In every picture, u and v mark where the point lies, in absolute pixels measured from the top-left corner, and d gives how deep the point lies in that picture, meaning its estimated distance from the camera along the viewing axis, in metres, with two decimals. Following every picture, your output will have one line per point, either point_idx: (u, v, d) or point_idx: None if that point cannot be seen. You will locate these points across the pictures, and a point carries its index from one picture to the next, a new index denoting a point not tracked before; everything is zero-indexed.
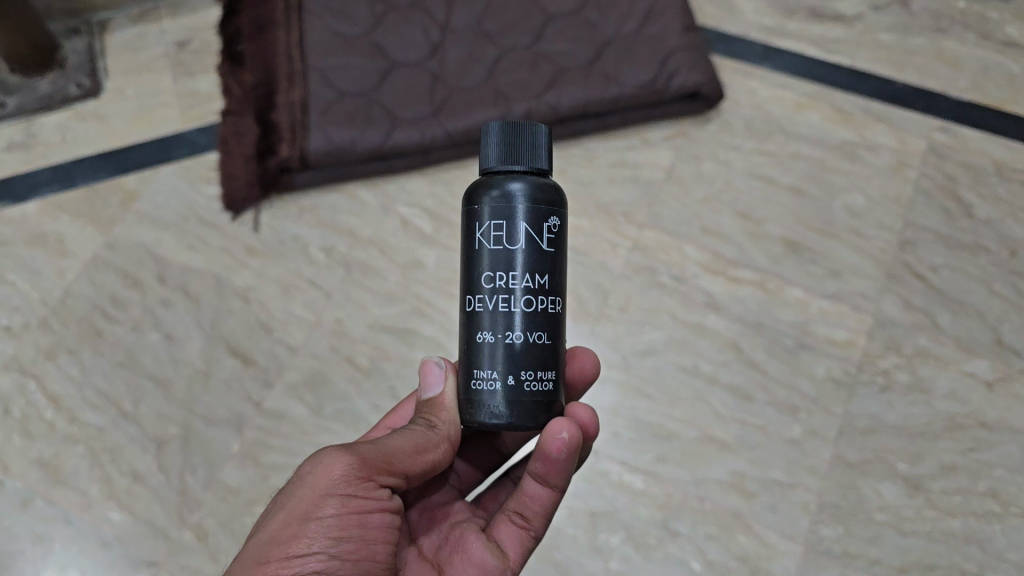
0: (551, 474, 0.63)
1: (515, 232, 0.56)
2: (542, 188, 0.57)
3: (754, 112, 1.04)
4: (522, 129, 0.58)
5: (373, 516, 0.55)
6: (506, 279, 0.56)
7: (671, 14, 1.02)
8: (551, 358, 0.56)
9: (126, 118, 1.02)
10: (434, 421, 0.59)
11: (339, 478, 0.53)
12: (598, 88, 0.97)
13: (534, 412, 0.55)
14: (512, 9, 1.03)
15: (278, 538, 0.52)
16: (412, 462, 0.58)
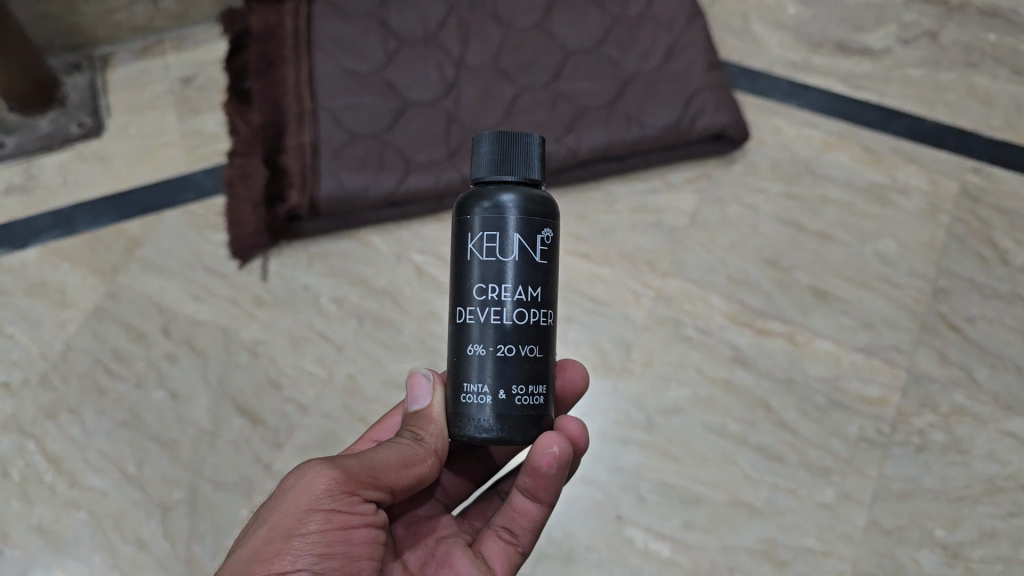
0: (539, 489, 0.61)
1: (509, 243, 0.54)
2: (536, 199, 0.55)
3: (780, 152, 1.00)
4: (518, 138, 0.56)
5: (358, 532, 0.52)
6: (498, 291, 0.54)
7: (693, 51, 0.99)
8: (543, 372, 0.55)
9: (129, 159, 0.99)
10: (420, 435, 0.58)
11: (323, 492, 0.51)
12: (620, 130, 0.94)
13: (525, 427, 0.54)
14: (528, 47, 1.00)
15: (259, 555, 0.49)
16: (398, 477, 0.56)
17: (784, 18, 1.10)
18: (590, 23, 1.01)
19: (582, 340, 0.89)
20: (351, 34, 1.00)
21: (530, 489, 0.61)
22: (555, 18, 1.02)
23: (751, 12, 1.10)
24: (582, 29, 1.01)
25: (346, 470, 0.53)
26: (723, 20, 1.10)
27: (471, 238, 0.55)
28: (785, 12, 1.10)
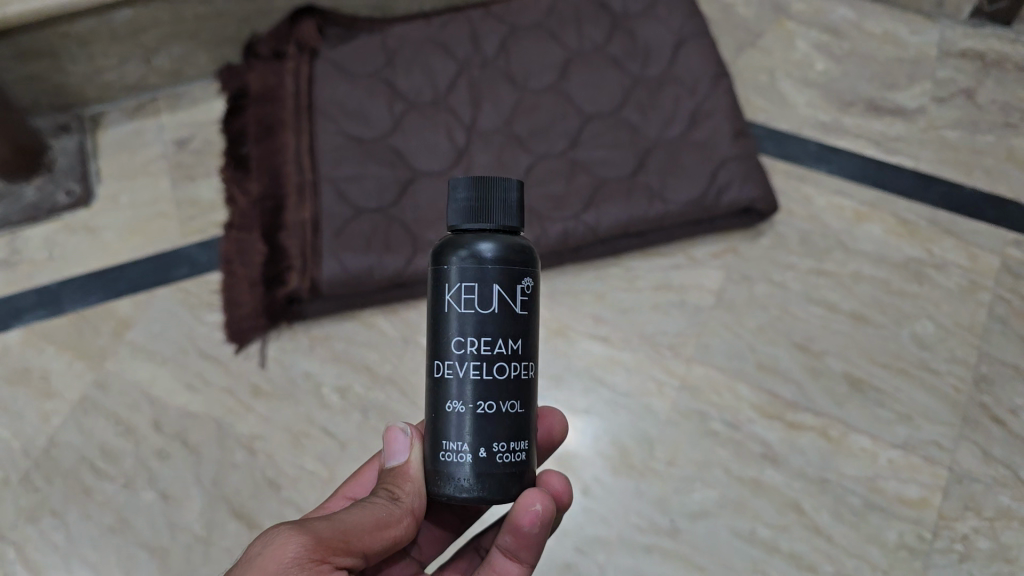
0: (521, 549, 0.57)
1: (488, 295, 0.49)
2: (516, 247, 0.50)
3: (808, 223, 0.94)
4: (496, 181, 0.51)
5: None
6: (476, 344, 0.49)
7: (719, 117, 0.93)
8: (525, 428, 0.50)
9: (119, 230, 0.94)
10: (397, 493, 0.53)
11: (290, 561, 0.47)
12: (641, 206, 0.88)
13: (506, 487, 0.49)
14: (543, 110, 0.95)
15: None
16: (372, 540, 0.51)
17: (812, 75, 1.05)
18: (609, 85, 0.96)
19: (602, 436, 0.84)
20: (355, 95, 0.95)
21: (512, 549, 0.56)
22: (572, 80, 0.96)
23: (777, 68, 1.05)
24: (600, 92, 0.96)
25: (315, 536, 0.48)
26: (748, 77, 1.04)
27: (448, 290, 0.50)
28: (813, 68, 1.05)
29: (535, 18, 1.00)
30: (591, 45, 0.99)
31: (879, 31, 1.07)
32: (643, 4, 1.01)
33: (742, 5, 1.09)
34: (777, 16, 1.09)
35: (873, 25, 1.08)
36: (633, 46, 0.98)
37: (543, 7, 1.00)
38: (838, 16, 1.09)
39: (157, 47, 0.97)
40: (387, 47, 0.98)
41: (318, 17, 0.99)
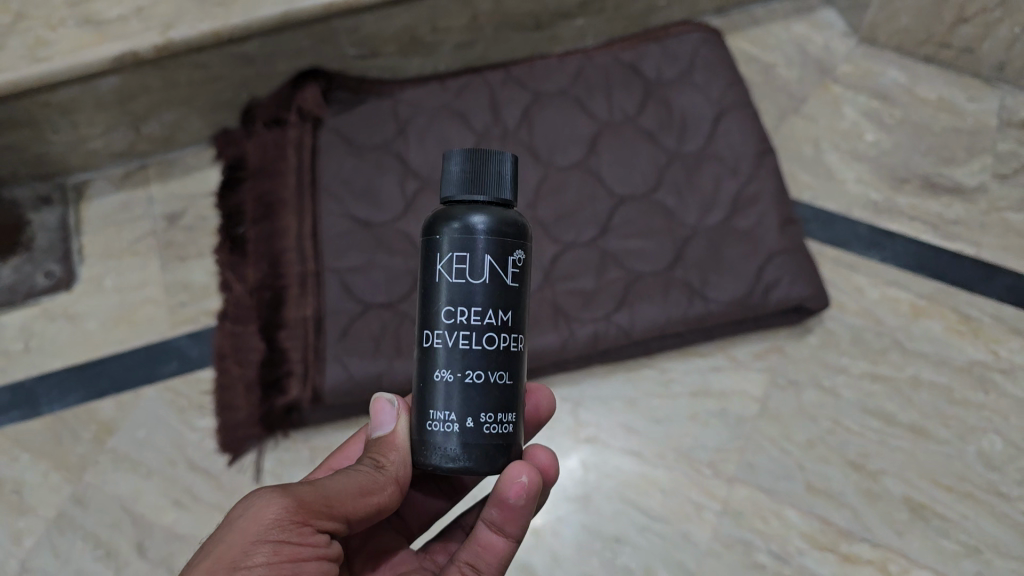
0: (508, 519, 0.53)
1: (480, 266, 0.49)
2: (508, 220, 0.50)
3: (860, 318, 0.86)
4: (487, 155, 0.51)
5: (308, 564, 0.46)
6: (465, 314, 0.49)
7: (765, 203, 0.84)
8: (513, 399, 0.50)
9: (103, 318, 0.85)
10: (381, 461, 0.51)
11: (271, 523, 0.45)
12: (679, 305, 0.80)
13: (493, 457, 0.49)
14: (571, 189, 0.86)
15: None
16: (356, 507, 0.49)
17: (861, 146, 0.96)
18: (642, 160, 0.87)
19: (634, 566, 0.77)
20: (363, 171, 0.86)
21: (496, 522, 0.53)
22: (602, 153, 0.88)
23: (823, 138, 0.96)
24: (632, 168, 0.87)
25: (298, 499, 0.46)
26: (791, 147, 0.96)
27: (439, 260, 0.49)
28: (863, 138, 0.96)
29: (561, 84, 0.91)
30: (622, 114, 0.90)
31: (934, 97, 0.98)
32: (678, 70, 0.92)
33: (784, 66, 1.01)
34: (821, 79, 1.00)
35: (925, 89, 0.99)
36: (668, 117, 0.90)
37: (568, 72, 0.92)
38: (889, 79, 1.00)
39: (147, 114, 0.88)
40: (399, 116, 0.90)
41: (323, 81, 0.90)
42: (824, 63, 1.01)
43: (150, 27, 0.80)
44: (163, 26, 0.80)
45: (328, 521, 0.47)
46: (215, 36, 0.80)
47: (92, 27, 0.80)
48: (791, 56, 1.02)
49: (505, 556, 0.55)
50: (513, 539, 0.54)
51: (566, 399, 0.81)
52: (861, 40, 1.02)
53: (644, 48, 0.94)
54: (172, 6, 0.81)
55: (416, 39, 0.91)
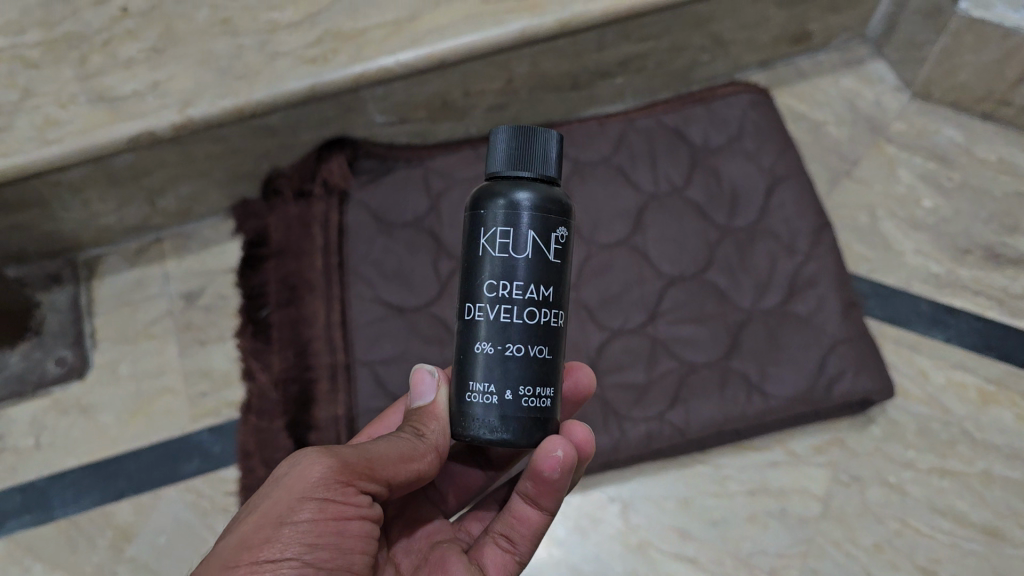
0: (542, 492, 0.54)
1: (523, 241, 0.48)
2: (553, 198, 0.49)
3: (925, 406, 0.81)
4: (531, 133, 0.50)
5: (350, 524, 0.46)
6: (508, 288, 0.48)
7: (825, 286, 0.79)
8: (552, 374, 0.49)
9: (119, 410, 0.80)
10: (422, 429, 0.52)
11: (316, 481, 0.46)
12: (737, 402, 0.74)
13: (530, 431, 0.48)
14: (616, 269, 0.81)
15: (247, 542, 0.44)
16: (397, 471, 0.49)
17: (918, 213, 0.90)
18: (691, 236, 0.82)
19: None
20: (394, 252, 0.82)
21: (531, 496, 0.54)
22: (648, 229, 0.82)
23: (878, 205, 0.91)
24: (680, 246, 0.82)
25: (343, 460, 0.47)
26: (845, 215, 0.90)
27: (483, 235, 0.49)
28: (920, 204, 0.91)
29: (602, 152, 0.86)
30: (668, 185, 0.84)
31: (993, 158, 0.93)
32: (727, 134, 0.87)
33: (834, 124, 0.95)
34: (874, 138, 0.95)
35: (984, 150, 0.94)
36: (717, 188, 0.84)
37: (610, 138, 0.86)
38: (946, 138, 0.94)
39: (162, 189, 0.83)
40: (430, 188, 0.85)
41: (349, 149, 0.84)
42: (876, 120, 0.96)
43: (166, 104, 0.74)
44: (181, 103, 0.74)
45: (370, 483, 0.48)
46: (237, 112, 0.75)
47: (105, 104, 0.74)
48: (842, 113, 0.96)
49: (539, 528, 0.56)
50: (547, 513, 0.55)
51: (614, 499, 0.77)
52: (915, 95, 0.96)
53: (690, 110, 0.88)
54: (191, 80, 0.75)
55: (448, 103, 0.85)
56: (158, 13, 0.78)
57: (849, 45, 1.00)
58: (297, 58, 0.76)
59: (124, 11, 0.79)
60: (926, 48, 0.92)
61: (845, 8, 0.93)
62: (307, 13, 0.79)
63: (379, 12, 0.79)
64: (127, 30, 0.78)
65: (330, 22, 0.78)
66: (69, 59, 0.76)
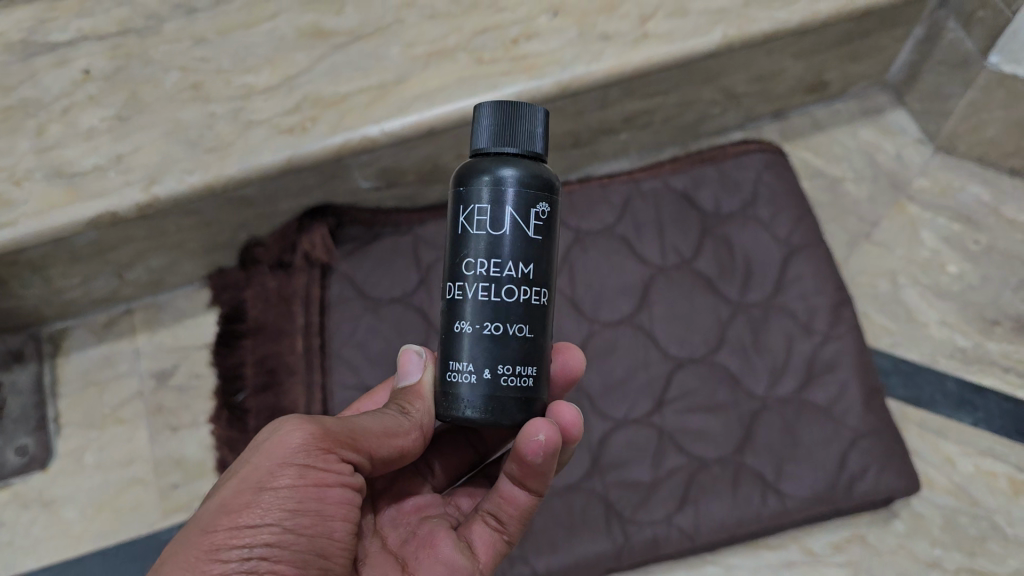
0: (530, 475, 0.49)
1: (501, 217, 0.45)
2: (534, 174, 0.46)
3: (952, 498, 0.75)
4: (512, 108, 0.47)
5: (333, 492, 0.44)
6: (486, 264, 0.45)
7: (845, 372, 0.73)
8: (536, 353, 0.46)
9: (84, 505, 0.75)
10: (407, 407, 0.50)
11: (296, 447, 0.44)
12: (750, 505, 0.69)
13: (511, 412, 0.45)
14: (621, 351, 0.75)
15: (227, 507, 0.42)
16: (381, 443, 0.47)
17: (943, 281, 0.84)
18: (701, 313, 0.76)
19: None
20: (381, 332, 0.76)
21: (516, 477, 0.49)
22: (654, 306, 0.76)
23: (900, 271, 0.85)
24: (689, 325, 0.76)
25: (324, 427, 0.45)
26: (864, 283, 0.84)
27: (464, 213, 0.46)
28: (944, 270, 0.85)
29: (605, 220, 0.80)
30: (675, 256, 0.78)
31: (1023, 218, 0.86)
32: (740, 199, 0.81)
33: (852, 181, 0.89)
34: (894, 196, 0.88)
35: (1013, 209, 0.87)
36: (728, 259, 0.78)
37: (614, 204, 0.81)
38: (971, 197, 0.88)
39: (131, 262, 0.76)
40: (420, 262, 0.79)
41: (333, 219, 0.78)
42: (897, 176, 0.89)
43: (131, 180, 0.68)
44: (147, 179, 0.68)
45: (352, 452, 0.46)
46: (207, 188, 0.69)
47: (64, 181, 0.68)
48: (860, 169, 0.90)
49: (529, 508, 0.52)
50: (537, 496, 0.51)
51: None
52: (939, 148, 0.90)
53: (700, 172, 0.82)
54: (157, 153, 0.69)
55: (438, 166, 0.78)
56: (123, 77, 0.72)
57: (868, 92, 0.93)
58: (273, 127, 0.70)
59: (87, 74, 0.72)
60: (951, 102, 0.85)
61: (866, 57, 0.86)
62: (284, 75, 0.72)
63: (363, 75, 0.72)
64: (89, 96, 0.71)
65: (310, 86, 0.72)
66: (26, 129, 0.70)
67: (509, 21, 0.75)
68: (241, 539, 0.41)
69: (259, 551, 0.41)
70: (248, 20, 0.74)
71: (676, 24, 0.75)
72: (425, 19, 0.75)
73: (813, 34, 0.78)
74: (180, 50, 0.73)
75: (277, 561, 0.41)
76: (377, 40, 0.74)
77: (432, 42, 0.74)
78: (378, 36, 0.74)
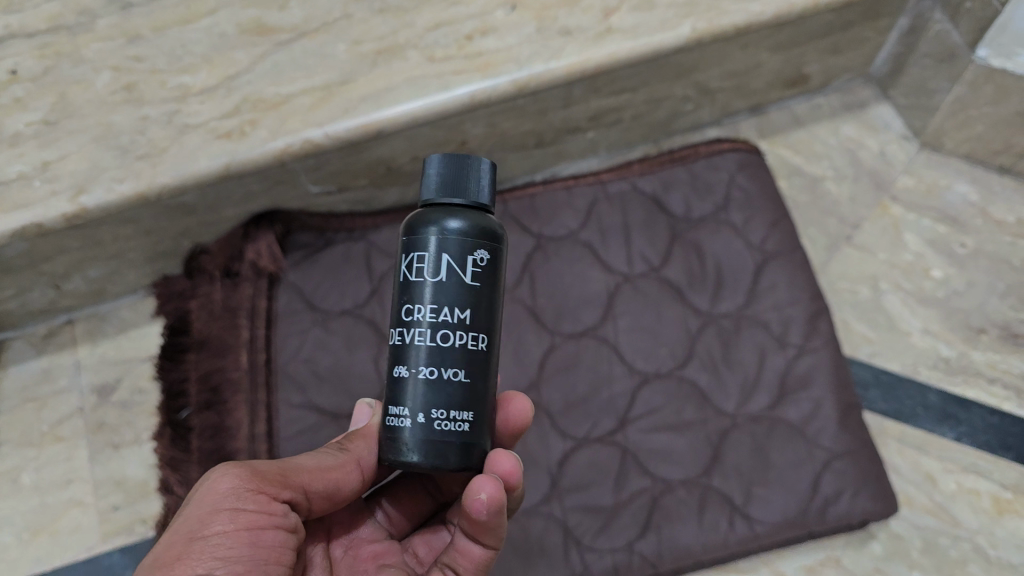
0: (478, 531, 0.46)
1: (438, 263, 0.43)
2: (468, 223, 0.44)
3: (932, 518, 0.72)
4: (463, 163, 0.46)
5: (265, 535, 0.42)
6: (423, 310, 0.43)
7: (820, 389, 0.70)
8: (472, 397, 0.43)
9: (19, 529, 0.71)
10: (345, 443, 0.47)
11: (225, 492, 0.42)
12: (718, 531, 0.65)
13: (445, 454, 0.42)
14: (584, 365, 0.71)
15: (157, 562, 0.40)
16: (315, 478, 0.45)
17: (926, 286, 0.80)
18: (669, 325, 0.72)
19: None
20: (331, 347, 0.74)
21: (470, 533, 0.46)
22: (619, 318, 0.72)
23: (882, 276, 0.81)
24: (656, 338, 0.72)
25: (256, 470, 0.44)
26: (843, 289, 0.80)
27: (405, 260, 0.45)
28: (928, 275, 0.81)
29: (569, 225, 0.76)
30: (643, 264, 0.75)
31: (1011, 219, 0.82)
32: (712, 203, 0.77)
33: (833, 180, 0.85)
34: (877, 196, 0.84)
35: (1001, 210, 0.83)
36: (699, 267, 0.74)
37: (578, 209, 0.77)
38: (958, 196, 0.83)
39: (68, 273, 0.72)
40: (373, 271, 0.76)
41: (280, 227, 0.74)
42: (881, 175, 0.85)
43: (57, 190, 0.64)
44: (74, 188, 0.64)
45: (286, 490, 0.44)
46: (139, 198, 0.64)
47: None
48: (842, 167, 0.85)
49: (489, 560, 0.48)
50: (492, 548, 0.47)
51: None
52: (925, 145, 0.85)
53: (670, 174, 0.78)
54: (85, 160, 0.65)
55: (392, 170, 0.74)
56: (51, 78, 0.68)
57: (851, 85, 0.88)
58: (210, 131, 0.66)
59: (13, 74, 0.68)
60: (937, 97, 0.80)
61: (847, 49, 0.82)
62: (222, 76, 0.68)
63: (306, 75, 0.68)
64: (14, 99, 0.67)
65: (249, 87, 0.68)
66: None
67: (462, 16, 0.70)
68: None
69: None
70: (184, 16, 0.70)
71: (642, 18, 0.70)
72: (374, 13, 0.70)
73: (791, 26, 0.73)
74: (112, 48, 0.69)
75: None
76: (322, 36, 0.69)
77: (381, 38, 0.69)
78: (323, 32, 0.69)
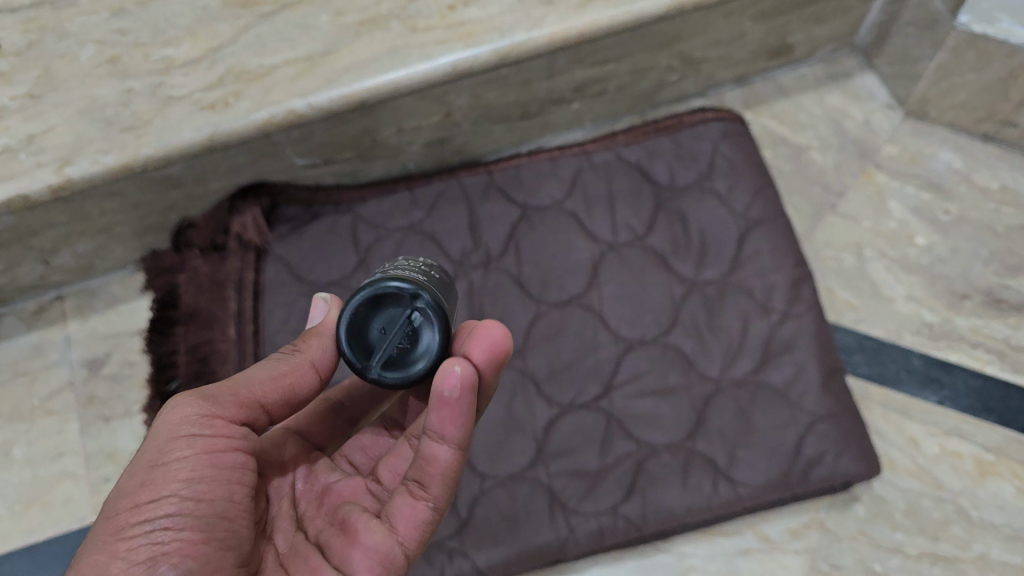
0: (447, 419, 0.43)
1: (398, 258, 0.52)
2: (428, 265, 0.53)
3: (915, 480, 0.72)
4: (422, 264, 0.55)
5: (226, 457, 0.45)
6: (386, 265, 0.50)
7: (804, 353, 0.70)
8: (434, 279, 0.48)
9: (13, 501, 0.72)
10: (298, 346, 0.50)
11: (181, 419, 0.45)
12: (701, 493, 0.66)
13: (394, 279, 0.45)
14: (570, 333, 0.72)
15: (123, 493, 0.43)
16: (268, 391, 0.48)
17: (910, 253, 0.81)
18: (653, 293, 0.73)
19: None
20: None
21: (432, 431, 0.43)
22: (604, 286, 0.73)
23: (866, 243, 0.81)
24: (640, 305, 0.72)
25: (207, 395, 0.46)
26: (828, 257, 0.81)
27: None
28: (912, 242, 0.81)
29: (554, 195, 0.77)
30: (627, 232, 0.75)
31: (995, 185, 0.83)
32: (696, 172, 0.78)
33: (818, 149, 0.85)
34: (862, 165, 0.84)
35: (985, 177, 0.83)
36: (683, 235, 0.75)
37: (564, 178, 0.78)
38: (942, 164, 0.84)
39: (56, 247, 0.72)
40: (359, 242, 0.76)
41: (266, 199, 0.75)
42: (865, 144, 0.85)
43: (42, 162, 0.64)
44: (59, 160, 0.64)
45: (240, 409, 0.46)
46: (124, 170, 0.65)
47: None
48: (826, 136, 0.86)
49: (457, 467, 0.45)
50: (459, 448, 0.44)
51: None
52: (909, 114, 0.86)
53: (654, 143, 0.79)
54: (70, 133, 0.65)
55: (377, 142, 0.74)
56: (35, 52, 0.68)
57: (835, 55, 0.89)
58: (194, 103, 0.66)
59: None
60: (921, 64, 0.80)
61: (831, 18, 0.82)
62: (205, 48, 0.68)
63: (289, 46, 0.68)
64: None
65: (232, 59, 0.68)
66: None
67: None
68: (144, 518, 0.42)
69: (162, 526, 0.42)
70: None
71: None
72: None
73: None
74: (96, 21, 0.69)
75: (180, 532, 0.42)
76: (305, 8, 0.70)
77: (363, 9, 0.70)
78: (306, 4, 0.70)
